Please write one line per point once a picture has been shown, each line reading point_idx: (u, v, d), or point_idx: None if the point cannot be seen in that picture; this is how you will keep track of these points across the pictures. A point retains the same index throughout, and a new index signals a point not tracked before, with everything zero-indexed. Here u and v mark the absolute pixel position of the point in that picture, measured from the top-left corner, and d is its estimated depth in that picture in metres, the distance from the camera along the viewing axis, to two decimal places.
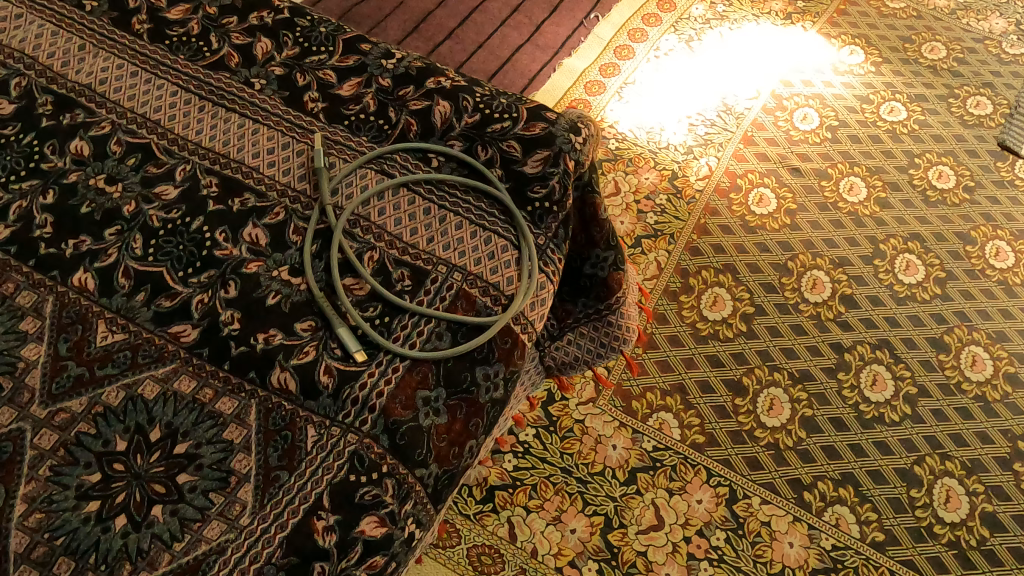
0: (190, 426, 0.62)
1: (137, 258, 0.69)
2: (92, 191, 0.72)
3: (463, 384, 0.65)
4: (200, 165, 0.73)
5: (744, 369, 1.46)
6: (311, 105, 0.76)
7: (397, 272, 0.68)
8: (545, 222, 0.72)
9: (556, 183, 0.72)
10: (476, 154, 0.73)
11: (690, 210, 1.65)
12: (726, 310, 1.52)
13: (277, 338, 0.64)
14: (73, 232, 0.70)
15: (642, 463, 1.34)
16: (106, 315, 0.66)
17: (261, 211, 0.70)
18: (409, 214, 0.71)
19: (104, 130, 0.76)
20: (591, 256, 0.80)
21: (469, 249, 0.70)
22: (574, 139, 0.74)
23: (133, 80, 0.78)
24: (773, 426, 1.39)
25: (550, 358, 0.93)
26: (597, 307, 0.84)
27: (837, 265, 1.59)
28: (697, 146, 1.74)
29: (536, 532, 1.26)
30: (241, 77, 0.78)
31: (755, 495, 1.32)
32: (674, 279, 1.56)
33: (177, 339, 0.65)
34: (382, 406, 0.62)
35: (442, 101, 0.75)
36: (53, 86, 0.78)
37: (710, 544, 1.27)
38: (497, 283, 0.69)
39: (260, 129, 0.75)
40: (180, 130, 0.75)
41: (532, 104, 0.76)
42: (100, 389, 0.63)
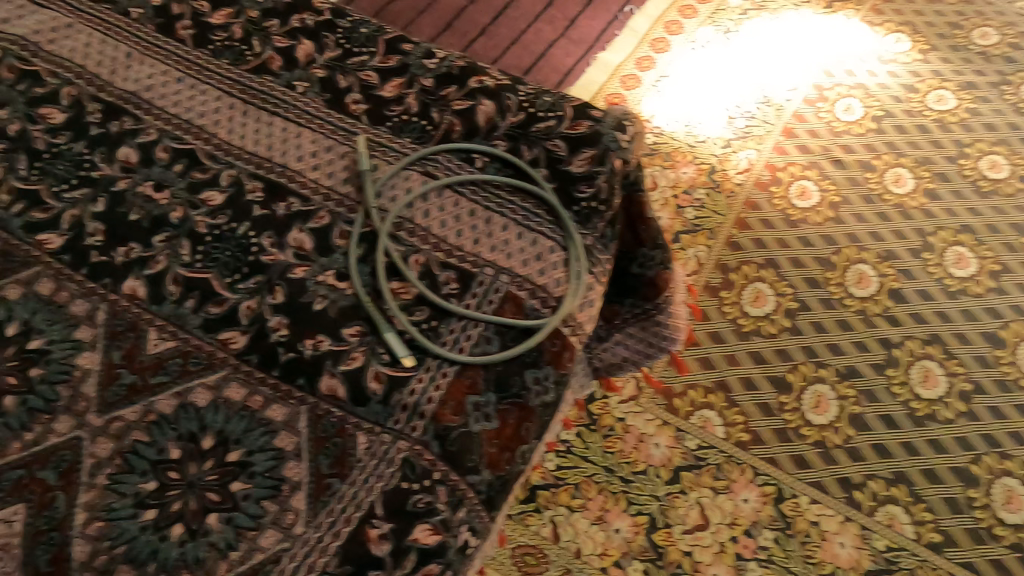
0: (241, 433, 0.62)
1: (186, 265, 0.69)
2: (141, 198, 0.72)
3: (513, 389, 0.64)
4: (244, 169, 0.73)
5: (789, 366, 1.43)
6: (353, 107, 0.76)
7: (443, 275, 0.67)
8: (593, 223, 0.70)
9: (603, 183, 0.70)
10: (520, 154, 0.72)
11: (730, 205, 1.62)
12: (768, 306, 1.50)
13: (325, 344, 0.64)
14: (123, 239, 0.70)
15: (686, 462, 1.32)
16: (156, 322, 0.66)
17: (306, 215, 0.70)
18: (454, 216, 0.70)
19: (150, 137, 0.76)
20: (638, 255, 0.79)
21: (516, 251, 0.68)
22: (621, 136, 0.72)
23: (178, 85, 0.79)
24: (820, 424, 1.37)
25: (597, 360, 0.92)
26: (644, 306, 0.83)
27: (883, 258, 1.55)
28: (737, 139, 1.71)
29: (580, 532, 1.25)
30: (283, 80, 0.78)
31: (803, 494, 1.30)
32: (715, 275, 1.54)
33: (227, 345, 0.65)
34: (432, 413, 0.61)
35: (485, 101, 0.74)
36: (102, 94, 0.79)
37: (758, 544, 1.25)
38: (545, 284, 0.67)
39: (303, 132, 0.75)
40: (224, 135, 0.75)
41: (577, 102, 0.74)
42: (153, 397, 0.63)
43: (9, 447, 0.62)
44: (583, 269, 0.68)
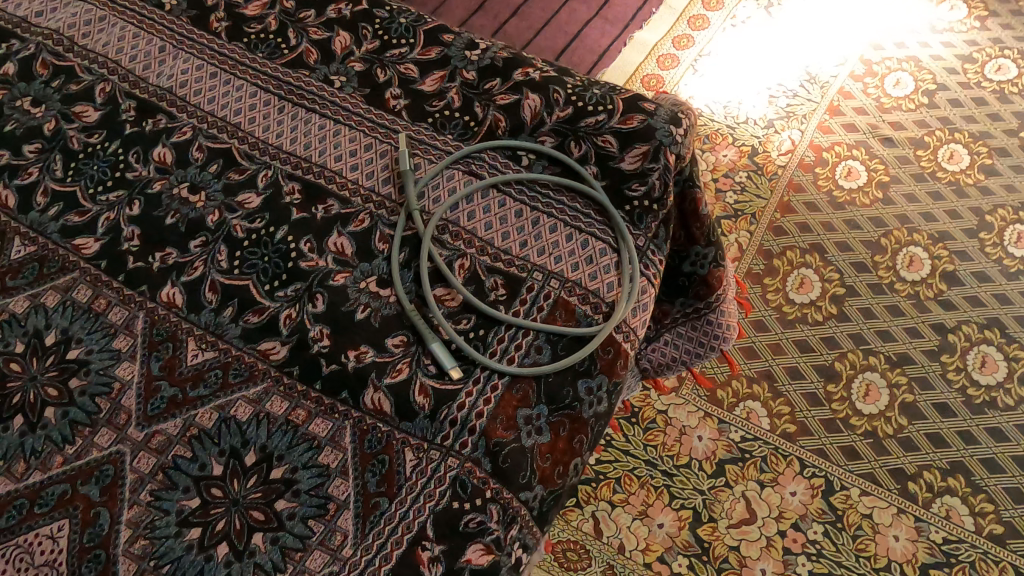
0: (285, 449, 0.60)
1: (224, 272, 0.66)
2: (177, 201, 0.70)
3: (565, 400, 0.61)
4: (282, 170, 0.70)
5: (837, 354, 1.39)
6: (393, 103, 0.72)
7: (490, 281, 0.64)
8: (645, 222, 0.67)
9: (656, 180, 0.67)
10: (568, 151, 0.68)
11: (772, 187, 1.56)
12: (813, 292, 1.45)
13: (369, 356, 0.61)
14: (160, 244, 0.68)
15: (730, 455, 1.29)
16: (196, 332, 0.64)
17: (346, 218, 0.67)
18: (500, 217, 0.66)
19: (185, 136, 0.73)
20: (691, 253, 0.75)
21: (566, 254, 0.65)
22: (674, 130, 0.68)
23: (212, 81, 0.76)
24: (871, 414, 1.33)
25: (645, 360, 0.89)
26: (696, 306, 0.79)
27: (935, 240, 1.50)
28: (779, 119, 1.64)
29: (622, 527, 1.23)
30: (320, 75, 0.75)
31: (854, 486, 1.26)
32: (757, 260, 1.49)
33: (267, 356, 0.63)
34: (482, 428, 0.59)
35: (531, 94, 0.70)
36: (136, 91, 0.76)
37: (808, 538, 1.22)
38: (597, 289, 0.64)
39: (341, 130, 0.71)
40: (260, 134, 0.72)
41: (628, 94, 0.70)
42: (194, 410, 0.62)
43: (51, 461, 0.61)
44: (638, 272, 0.64)
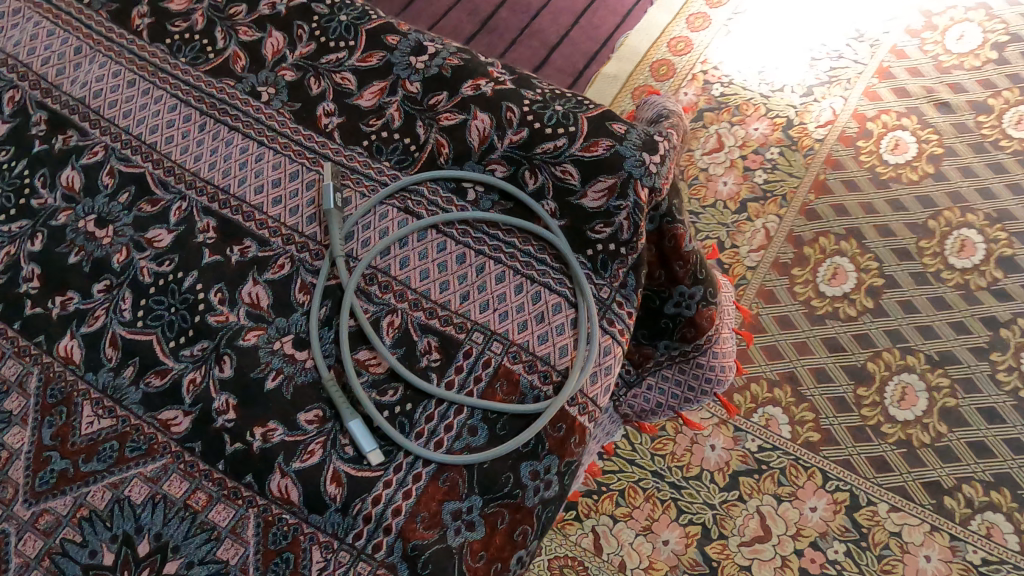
0: (180, 540, 0.52)
1: (126, 324, 0.58)
2: (82, 236, 0.62)
3: (504, 488, 0.52)
4: (197, 201, 0.61)
5: (870, 354, 1.26)
6: (324, 121, 0.62)
7: (423, 343, 0.55)
8: (610, 270, 0.57)
9: (624, 221, 0.56)
10: (522, 182, 0.58)
11: (807, 165, 1.42)
12: (847, 284, 1.31)
13: (278, 434, 0.53)
14: (61, 287, 0.60)
15: (745, 466, 1.18)
16: (92, 395, 0.57)
17: (263, 263, 0.58)
18: (438, 264, 0.57)
19: (96, 157, 0.65)
20: (673, 293, 0.65)
21: (513, 310, 0.55)
22: (648, 157, 0.57)
23: (130, 91, 0.67)
24: (905, 420, 1.20)
25: (627, 405, 0.80)
26: (682, 348, 0.69)
27: (992, 221, 1.34)
28: (820, 86, 1.48)
29: (624, 543, 1.13)
30: (247, 85, 0.65)
31: (883, 502, 1.14)
32: (786, 248, 1.35)
33: (168, 428, 0.55)
34: (400, 527, 0.50)
35: (481, 114, 0.59)
36: (48, 100, 0.68)
37: (827, 558, 1.11)
38: (547, 354, 0.54)
39: (264, 154, 0.62)
40: (177, 156, 0.63)
41: (596, 113, 0.59)
42: (85, 487, 0.54)
43: None
44: (597, 334, 0.54)
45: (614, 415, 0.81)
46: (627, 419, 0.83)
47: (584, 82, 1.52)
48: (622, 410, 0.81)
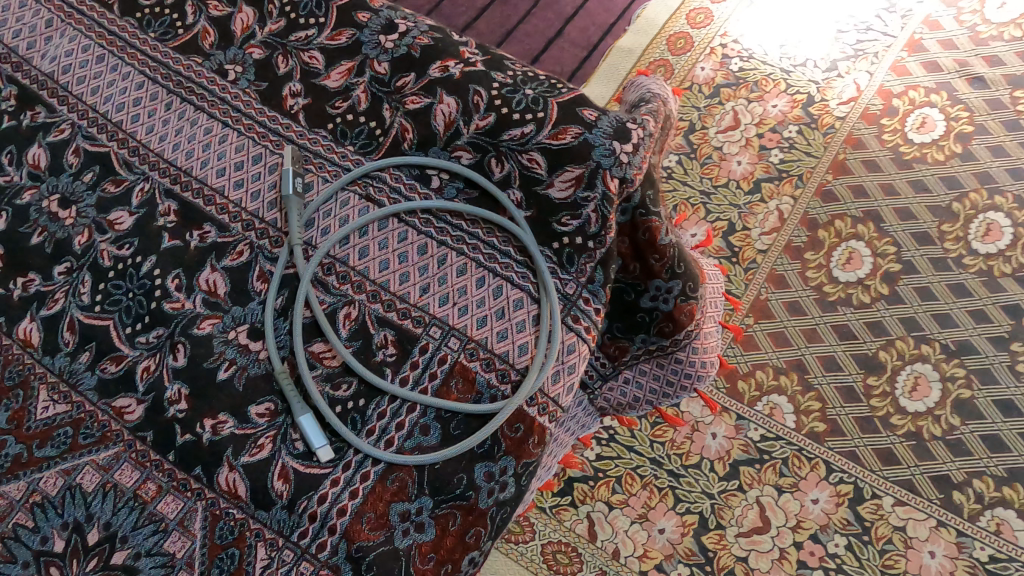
0: (129, 530, 0.51)
1: (84, 308, 0.57)
2: (45, 216, 0.60)
3: (456, 490, 0.51)
4: (160, 183, 0.60)
5: (882, 342, 1.18)
6: (290, 102, 0.61)
7: (379, 336, 0.53)
8: (576, 265, 0.55)
9: (591, 213, 0.54)
10: (488, 169, 0.57)
11: (826, 144, 1.32)
12: (863, 269, 1.23)
13: (227, 427, 0.52)
14: (22, 268, 0.59)
15: (746, 456, 1.12)
16: (48, 379, 0.55)
17: (222, 249, 0.57)
18: (398, 255, 0.56)
19: (63, 134, 0.63)
20: (649, 287, 0.62)
21: (473, 305, 0.54)
22: (619, 145, 0.54)
23: (98, 66, 0.65)
24: (916, 412, 1.13)
25: (604, 399, 0.76)
26: (660, 343, 0.66)
27: (1021, 204, 1.24)
28: (845, 60, 1.37)
29: (618, 531, 1.09)
30: (213, 63, 0.64)
31: (888, 495, 1.08)
32: (799, 232, 1.26)
33: (121, 416, 0.53)
34: (344, 528, 0.49)
35: (446, 97, 0.58)
36: (18, 75, 0.66)
37: (827, 551, 1.06)
38: (505, 352, 0.53)
39: (228, 135, 0.61)
40: (142, 135, 0.62)
41: (567, 98, 0.56)
42: (39, 473, 0.53)
43: None
44: (557, 332, 0.53)
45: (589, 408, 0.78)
46: (604, 413, 0.79)
47: (582, 76, 1.40)
48: (599, 404, 0.77)
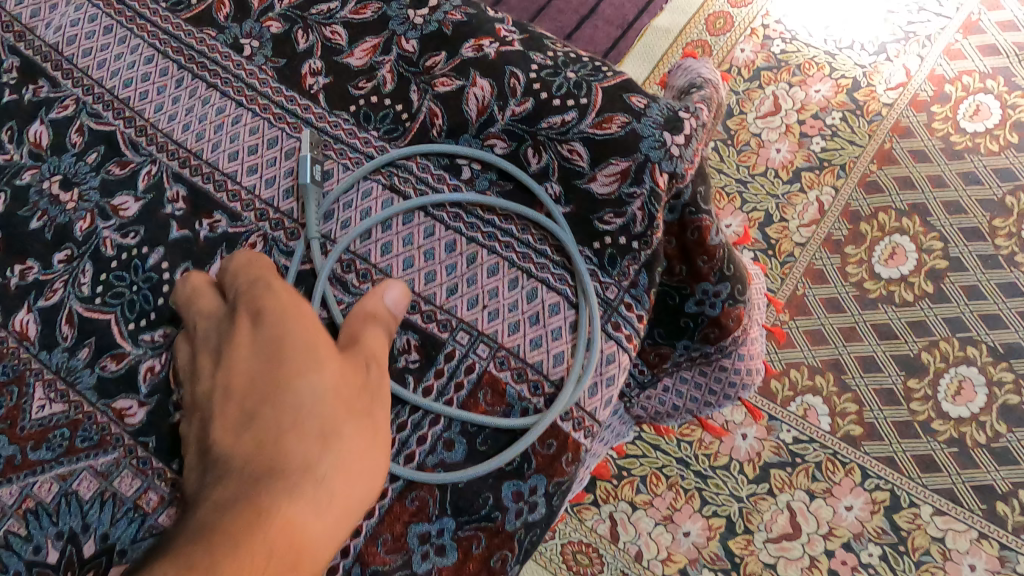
0: (128, 542, 0.46)
1: (84, 300, 0.53)
2: (46, 198, 0.56)
3: (481, 511, 0.46)
4: (169, 166, 0.56)
5: (925, 344, 1.09)
6: (310, 82, 0.57)
7: (401, 340, 0.49)
8: (619, 267, 0.50)
9: (637, 211, 0.50)
10: (525, 161, 0.52)
11: (871, 133, 1.22)
12: (907, 265, 1.14)
13: None
14: (20, 254, 0.54)
15: (778, 458, 1.05)
16: (44, 377, 0.51)
17: (233, 240, 0.53)
18: (424, 252, 0.51)
19: (66, 111, 0.58)
20: (695, 290, 0.57)
21: (505, 309, 0.50)
22: (669, 136, 0.49)
23: (106, 38, 0.61)
24: (959, 416, 1.05)
25: (639, 407, 0.74)
26: (703, 349, 0.62)
27: None
28: (894, 43, 1.27)
29: (642, 533, 1.03)
30: (229, 37, 0.59)
31: (926, 504, 1.01)
32: (840, 224, 1.17)
33: (121, 419, 0.49)
34: (358, 550, 0.45)
35: (480, 80, 0.53)
36: (20, 45, 0.61)
37: (861, 561, 1.00)
38: (539, 362, 0.49)
39: (241, 116, 0.56)
40: (151, 114, 0.58)
41: (613, 82, 0.51)
42: (34, 477, 0.48)
43: None
44: (598, 341, 0.48)
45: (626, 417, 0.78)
46: (640, 421, 0.78)
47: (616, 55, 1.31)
48: (635, 412, 0.76)
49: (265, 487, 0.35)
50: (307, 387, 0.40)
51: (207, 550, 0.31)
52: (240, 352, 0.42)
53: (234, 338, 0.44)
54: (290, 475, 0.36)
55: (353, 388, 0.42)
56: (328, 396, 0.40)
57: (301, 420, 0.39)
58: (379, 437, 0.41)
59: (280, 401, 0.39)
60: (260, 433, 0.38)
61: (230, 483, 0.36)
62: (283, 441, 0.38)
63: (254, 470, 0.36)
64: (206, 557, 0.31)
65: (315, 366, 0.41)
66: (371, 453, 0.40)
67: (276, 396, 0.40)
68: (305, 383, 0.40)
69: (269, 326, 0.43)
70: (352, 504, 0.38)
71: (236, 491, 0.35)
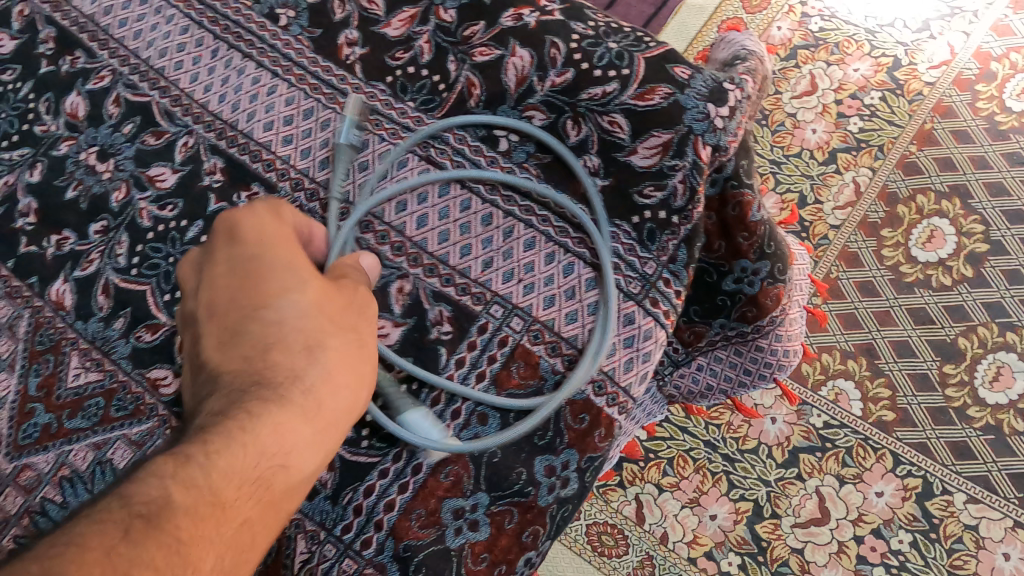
0: None
1: (120, 271, 0.53)
2: (82, 169, 0.56)
3: (514, 486, 0.46)
4: (205, 138, 0.55)
5: (963, 329, 1.06)
6: (346, 52, 0.56)
7: (435, 312, 0.49)
8: (658, 241, 0.50)
9: (678, 184, 0.48)
10: (564, 133, 0.51)
11: (912, 113, 1.18)
12: (945, 249, 1.10)
13: None
14: (56, 225, 0.55)
15: (807, 443, 1.01)
16: (80, 346, 0.51)
17: None
18: (460, 225, 0.51)
19: (103, 82, 0.58)
20: (734, 268, 0.56)
21: (541, 282, 0.49)
22: (714, 108, 0.47)
23: (141, 8, 0.60)
24: (997, 403, 1.02)
25: (673, 386, 0.73)
26: (741, 328, 0.60)
27: None
28: (939, 20, 1.22)
29: (668, 515, 1.00)
30: (264, 6, 0.59)
31: (960, 492, 0.98)
32: (877, 206, 1.13)
33: (156, 389, 0.49)
34: (391, 524, 0.44)
35: (520, 50, 0.52)
36: (57, 16, 0.61)
37: (890, 547, 0.96)
38: (574, 337, 0.48)
39: (277, 87, 0.56)
40: (185, 84, 0.57)
41: (656, 52, 0.50)
42: (69, 445, 0.48)
43: None
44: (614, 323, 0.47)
45: (659, 396, 0.77)
46: (673, 400, 0.77)
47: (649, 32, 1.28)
48: (668, 390, 0.75)
49: (252, 400, 0.36)
50: (286, 305, 0.39)
51: (202, 454, 0.32)
52: (219, 268, 0.41)
53: (212, 255, 0.42)
54: (278, 389, 0.37)
55: (340, 299, 0.41)
56: (312, 311, 0.40)
57: (285, 336, 0.39)
58: (366, 355, 0.41)
59: (265, 317, 0.39)
60: (247, 348, 0.38)
61: (217, 398, 0.36)
62: (269, 355, 0.38)
63: (243, 383, 0.37)
64: (201, 462, 0.32)
65: (294, 284, 0.40)
66: (358, 368, 0.40)
67: (259, 312, 0.39)
68: (288, 301, 0.40)
69: (248, 242, 0.41)
70: (337, 421, 0.38)
71: (226, 404, 0.35)
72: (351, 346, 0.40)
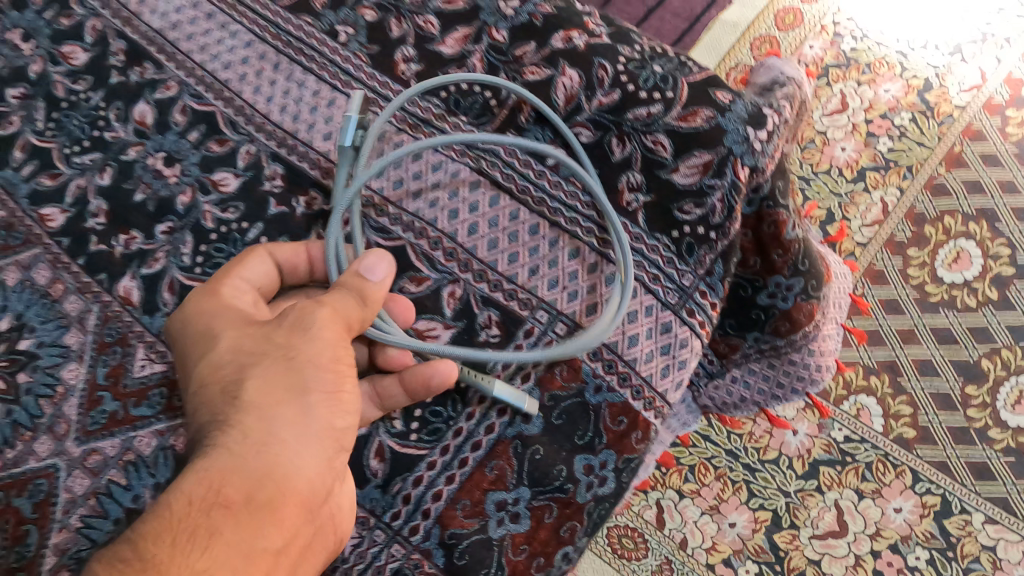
0: None
1: (185, 269, 0.56)
2: (150, 173, 0.59)
3: (555, 482, 0.49)
4: (266, 146, 0.59)
5: (987, 350, 1.07)
6: (402, 67, 0.59)
7: (483, 316, 0.52)
8: (696, 255, 0.52)
9: (717, 202, 0.51)
10: (609, 150, 0.54)
11: (941, 134, 1.19)
12: (971, 271, 1.11)
13: None
14: (124, 225, 0.58)
15: (828, 456, 1.03)
16: (146, 339, 0.54)
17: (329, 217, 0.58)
18: (508, 234, 0.53)
19: (169, 92, 0.62)
20: (768, 283, 0.58)
21: (583, 292, 0.52)
22: (753, 132, 0.50)
23: (207, 23, 0.64)
24: (1019, 427, 1.03)
25: (707, 397, 0.76)
26: (773, 342, 0.62)
27: None
28: (971, 44, 1.23)
29: (687, 521, 1.01)
30: (324, 23, 0.62)
31: (978, 512, 0.99)
32: (904, 226, 1.14)
33: None
34: (438, 513, 0.48)
35: (569, 70, 0.54)
36: (127, 29, 0.64)
37: (907, 564, 0.98)
38: (615, 343, 0.51)
39: (337, 100, 0.60)
40: (248, 96, 0.61)
41: (699, 77, 0.52)
42: (134, 432, 0.52)
43: None
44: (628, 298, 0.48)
45: (693, 404, 0.80)
46: (706, 410, 0.80)
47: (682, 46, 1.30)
48: (702, 400, 0.78)
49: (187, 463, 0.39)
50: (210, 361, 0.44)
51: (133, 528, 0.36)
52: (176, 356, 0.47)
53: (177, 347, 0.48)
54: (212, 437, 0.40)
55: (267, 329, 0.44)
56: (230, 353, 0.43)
57: (217, 386, 0.42)
58: (301, 364, 0.42)
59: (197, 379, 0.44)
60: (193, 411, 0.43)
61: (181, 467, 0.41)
62: (202, 413, 0.42)
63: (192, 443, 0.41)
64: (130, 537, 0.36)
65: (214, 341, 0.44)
66: (291, 383, 0.42)
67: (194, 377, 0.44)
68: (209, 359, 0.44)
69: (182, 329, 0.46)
70: (283, 442, 0.41)
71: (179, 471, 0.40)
72: (278, 365, 0.42)
